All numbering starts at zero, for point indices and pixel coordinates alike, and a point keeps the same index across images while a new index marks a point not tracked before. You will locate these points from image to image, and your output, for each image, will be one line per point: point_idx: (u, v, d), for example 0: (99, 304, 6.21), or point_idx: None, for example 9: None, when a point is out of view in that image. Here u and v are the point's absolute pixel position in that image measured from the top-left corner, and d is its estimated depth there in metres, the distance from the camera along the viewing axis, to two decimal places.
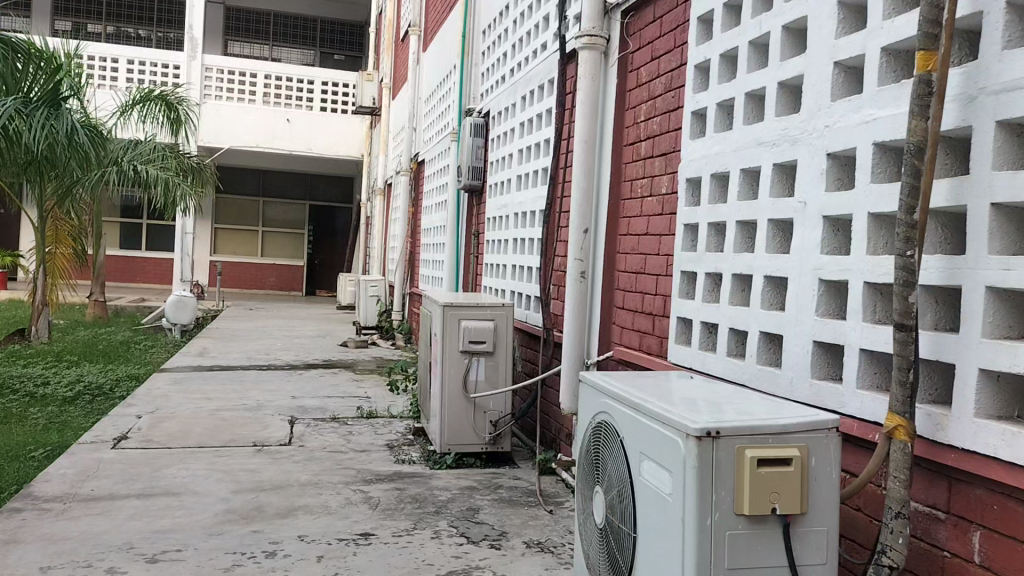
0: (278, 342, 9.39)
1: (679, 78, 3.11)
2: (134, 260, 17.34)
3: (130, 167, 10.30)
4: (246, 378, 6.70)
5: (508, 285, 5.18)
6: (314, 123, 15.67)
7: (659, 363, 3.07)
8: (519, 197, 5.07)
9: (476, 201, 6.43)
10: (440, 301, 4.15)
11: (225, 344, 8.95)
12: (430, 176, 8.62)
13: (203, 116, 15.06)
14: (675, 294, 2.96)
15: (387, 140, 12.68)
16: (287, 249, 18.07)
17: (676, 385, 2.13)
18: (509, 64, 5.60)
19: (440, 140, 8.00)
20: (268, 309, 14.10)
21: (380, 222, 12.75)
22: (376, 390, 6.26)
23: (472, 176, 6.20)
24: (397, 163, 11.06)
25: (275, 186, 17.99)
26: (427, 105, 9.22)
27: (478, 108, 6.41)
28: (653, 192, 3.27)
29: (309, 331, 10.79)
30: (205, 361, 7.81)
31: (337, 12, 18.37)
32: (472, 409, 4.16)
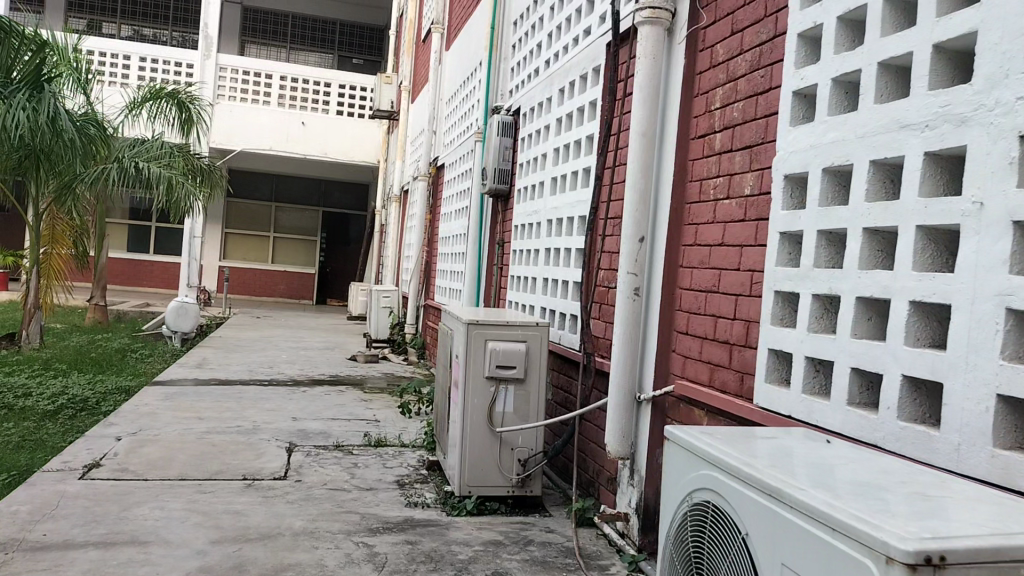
0: (282, 353, 8.82)
1: (772, 52, 2.50)
2: (142, 263, 16.88)
3: (131, 164, 9.74)
4: (244, 395, 6.12)
5: (537, 300, 4.59)
6: (330, 127, 15.17)
7: (740, 405, 2.45)
8: (554, 201, 4.47)
9: (501, 207, 5.83)
10: (464, 318, 3.56)
11: (226, 355, 8.40)
12: (450, 181, 8.06)
13: (216, 116, 14.58)
14: (765, 319, 2.34)
15: (404, 146, 12.14)
16: (298, 256, 17.55)
17: (806, 451, 1.53)
18: (544, 54, 5.03)
19: (463, 143, 7.43)
20: (276, 317, 13.56)
21: (394, 231, 12.20)
22: (385, 412, 5.66)
23: (498, 179, 5.63)
24: (414, 168, 10.51)
25: (288, 191, 17.50)
26: (449, 107, 8.66)
27: (506, 105, 5.84)
28: (731, 193, 2.67)
29: (317, 343, 10.23)
30: (202, 374, 7.24)
31: (356, 15, 17.93)
32: (499, 446, 3.55)
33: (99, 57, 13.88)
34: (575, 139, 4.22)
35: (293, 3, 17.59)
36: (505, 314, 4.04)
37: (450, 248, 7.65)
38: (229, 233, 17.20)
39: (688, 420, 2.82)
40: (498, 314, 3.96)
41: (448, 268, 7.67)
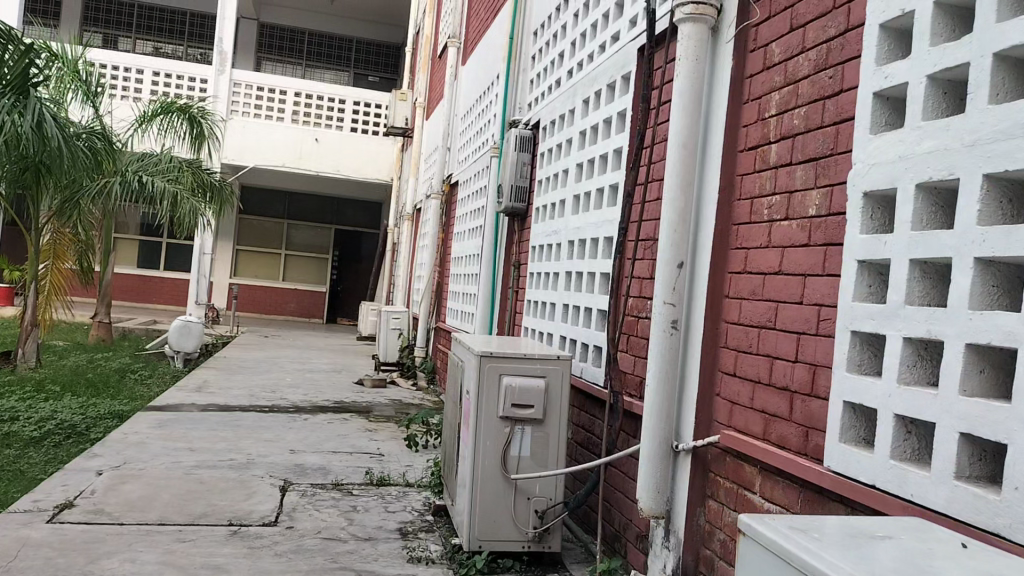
0: (287, 376, 8.46)
1: (844, 49, 2.13)
2: (151, 279, 16.62)
3: (135, 178, 9.44)
4: (242, 423, 5.75)
5: (556, 329, 4.21)
6: (343, 144, 14.90)
7: (806, 467, 2.05)
8: (576, 221, 4.10)
9: (517, 226, 5.45)
10: (476, 350, 3.18)
11: (228, 377, 8.04)
12: (464, 199, 7.70)
13: (229, 132, 14.34)
14: (838, 365, 1.96)
15: (418, 163, 11.84)
16: (309, 274, 17.24)
17: (936, 558, 1.13)
18: (568, 65, 4.66)
19: (478, 160, 7.08)
20: (286, 337, 13.22)
21: (406, 250, 11.87)
22: (390, 445, 5.27)
23: (515, 198, 5.25)
24: (428, 186, 10.16)
25: (300, 208, 17.24)
26: (464, 123, 8.32)
27: (524, 119, 5.48)
28: (790, 214, 2.28)
29: (324, 365, 9.86)
30: (200, 398, 6.88)
31: (372, 32, 17.72)
32: (513, 495, 3.15)
33: (112, 71, 13.68)
34: (600, 154, 3.86)
35: (310, 20, 17.40)
36: (522, 345, 3.65)
37: (463, 270, 7.29)
38: (239, 249, 16.93)
39: (737, 476, 2.43)
40: (514, 344, 3.58)
41: (461, 291, 7.30)
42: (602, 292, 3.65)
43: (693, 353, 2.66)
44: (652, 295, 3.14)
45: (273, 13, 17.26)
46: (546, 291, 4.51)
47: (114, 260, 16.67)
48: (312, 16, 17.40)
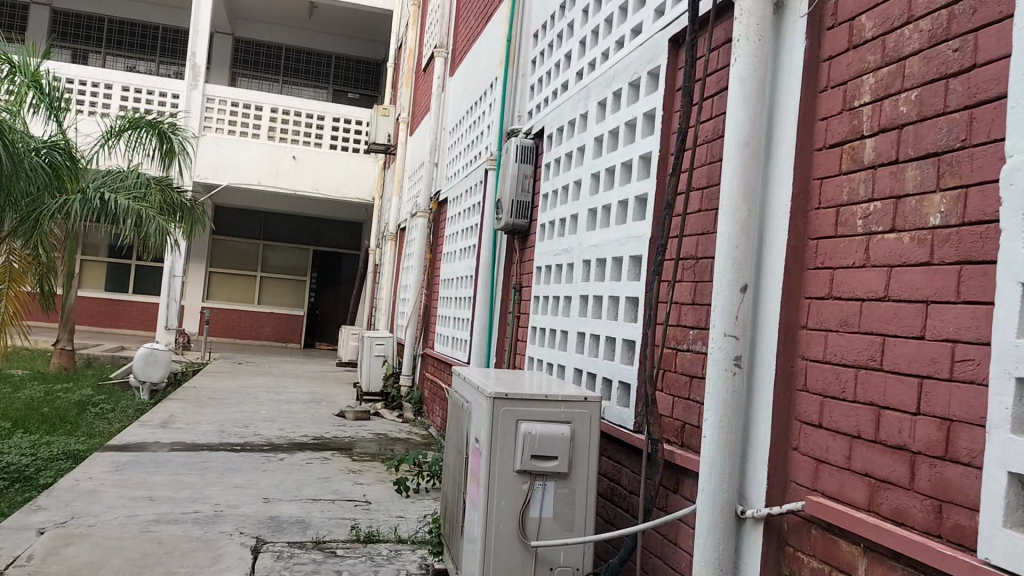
0: (262, 408, 7.88)
1: (974, 13, 1.66)
2: (119, 304, 15.92)
3: (96, 196, 8.87)
4: (210, 465, 5.18)
5: (569, 359, 3.71)
6: (323, 161, 14.38)
7: (945, 555, 1.55)
8: (592, 238, 3.61)
9: (517, 244, 4.96)
10: (485, 392, 2.69)
11: (198, 410, 7.45)
12: (454, 217, 7.21)
13: (201, 149, 13.77)
14: (996, 422, 1.47)
15: (402, 181, 11.36)
16: (286, 296, 16.63)
17: None
18: (575, 65, 4.20)
19: (471, 174, 6.59)
20: (261, 363, 12.62)
21: (388, 272, 11.35)
22: (377, 490, 4.72)
23: (518, 213, 4.76)
24: (413, 204, 9.67)
25: (277, 228, 16.67)
26: (453, 137, 7.86)
27: (524, 128, 5.00)
28: (900, 225, 1.80)
29: (301, 394, 9.27)
30: (165, 435, 6.29)
31: (352, 48, 17.29)
32: (533, 565, 2.64)
33: (78, 85, 13.10)
34: (622, 162, 3.37)
35: (287, 35, 16.93)
36: (538, 383, 3.15)
37: (454, 293, 6.78)
38: (213, 272, 16.29)
39: (828, 555, 1.92)
40: (529, 383, 3.07)
41: (452, 315, 6.78)
42: (631, 319, 3.16)
43: (761, 399, 2.16)
44: (697, 324, 2.65)
45: (249, 28, 16.77)
46: (556, 316, 4.01)
47: (81, 284, 15.96)
48: (290, 31, 16.94)
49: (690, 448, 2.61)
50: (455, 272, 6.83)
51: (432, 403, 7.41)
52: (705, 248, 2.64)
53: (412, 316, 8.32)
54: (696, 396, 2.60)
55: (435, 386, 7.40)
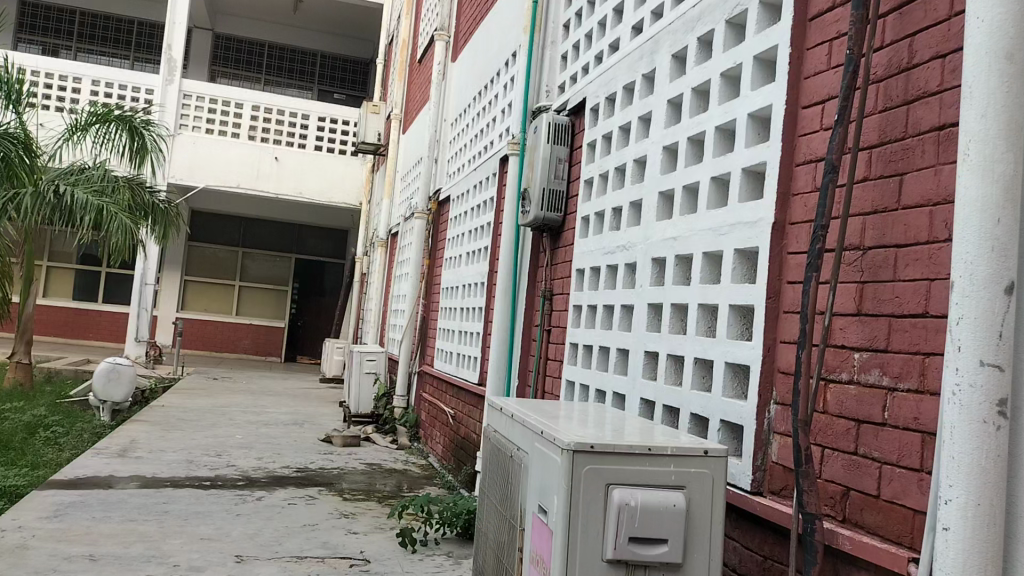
0: (238, 431, 6.95)
1: None
2: (88, 313, 14.89)
3: (50, 189, 7.94)
4: (173, 507, 4.27)
5: (636, 387, 2.86)
6: (307, 163, 13.48)
7: None
8: (667, 230, 2.78)
9: (546, 243, 4.12)
10: (559, 441, 1.82)
11: (165, 434, 6.52)
12: (459, 217, 6.37)
13: (176, 148, 12.84)
14: None
15: (393, 183, 10.52)
16: (266, 307, 15.69)
17: None
18: (629, 17, 3.38)
19: (482, 167, 5.73)
20: (240, 379, 11.69)
21: (378, 281, 10.46)
22: (377, 543, 3.85)
23: (551, 205, 3.93)
24: (408, 205, 8.81)
25: (257, 235, 15.74)
26: (456, 129, 7.02)
27: (554, 105, 4.17)
28: None
29: (283, 415, 8.36)
30: (124, 465, 5.36)
31: (339, 47, 16.43)
32: None
33: (44, 78, 12.13)
34: (717, 126, 2.53)
35: (271, 32, 16.07)
36: (612, 426, 2.30)
37: (461, 303, 5.91)
38: (189, 281, 15.31)
39: None
40: (603, 426, 2.22)
41: (458, 327, 5.91)
42: (740, 338, 2.32)
43: None
44: (869, 344, 1.83)
45: (230, 24, 15.88)
46: (611, 332, 3.17)
47: (46, 292, 14.90)
48: (273, 27, 16.07)
49: (861, 525, 1.79)
50: (461, 279, 5.97)
51: (431, 428, 6.53)
52: (881, 232, 1.83)
53: (407, 330, 7.42)
54: (870, 450, 1.79)
55: (435, 409, 6.53)
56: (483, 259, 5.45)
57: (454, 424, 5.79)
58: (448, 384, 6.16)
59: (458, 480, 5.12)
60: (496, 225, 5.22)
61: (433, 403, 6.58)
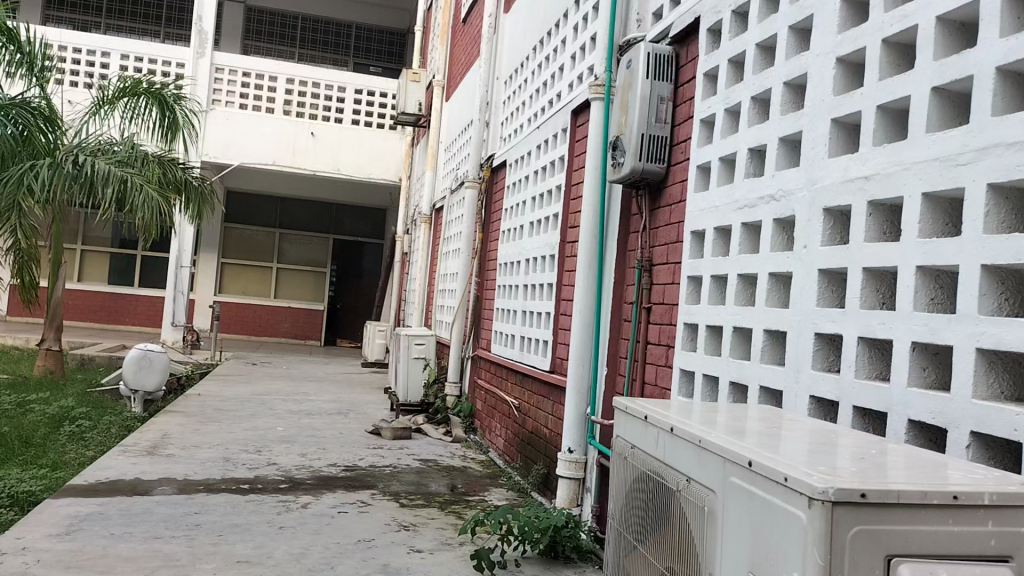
0: (279, 423, 6.35)
1: None
2: (123, 297, 14.51)
3: (70, 161, 7.41)
4: (205, 519, 3.64)
5: (801, 381, 2.15)
6: (344, 138, 12.79)
7: None
8: (852, 169, 2.05)
9: (642, 203, 3.37)
10: (796, 486, 1.12)
11: (200, 427, 5.94)
12: (519, 183, 5.65)
13: (208, 124, 12.28)
14: None
15: (436, 154, 9.84)
16: (305, 290, 15.17)
17: None
18: None
19: (548, 123, 4.98)
20: (279, 364, 11.17)
21: (423, 260, 9.78)
22: (446, 564, 3.20)
23: (652, 154, 3.19)
24: (456, 176, 8.10)
25: (294, 215, 15.18)
26: (512, 87, 6.29)
27: (651, 35, 3.42)
28: None
29: (325, 403, 7.77)
30: (153, 463, 4.77)
31: (375, 17, 15.70)
32: None
33: (71, 52, 11.62)
34: (942, 16, 1.82)
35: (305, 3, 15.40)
36: (814, 446, 1.58)
37: (523, 279, 5.20)
38: (225, 263, 14.85)
39: None
40: (809, 450, 1.50)
41: (520, 307, 5.20)
42: (1002, 315, 1.60)
43: None
44: None
45: None
46: (753, 311, 2.44)
47: (82, 276, 14.54)
48: None
49: None
50: (523, 252, 5.25)
51: (490, 419, 5.86)
52: None
53: (457, 312, 6.72)
54: None
55: (493, 398, 5.85)
56: (551, 228, 4.73)
57: (518, 416, 5.11)
58: (508, 371, 5.47)
59: (528, 483, 4.45)
60: (569, 188, 4.49)
61: (491, 391, 5.90)
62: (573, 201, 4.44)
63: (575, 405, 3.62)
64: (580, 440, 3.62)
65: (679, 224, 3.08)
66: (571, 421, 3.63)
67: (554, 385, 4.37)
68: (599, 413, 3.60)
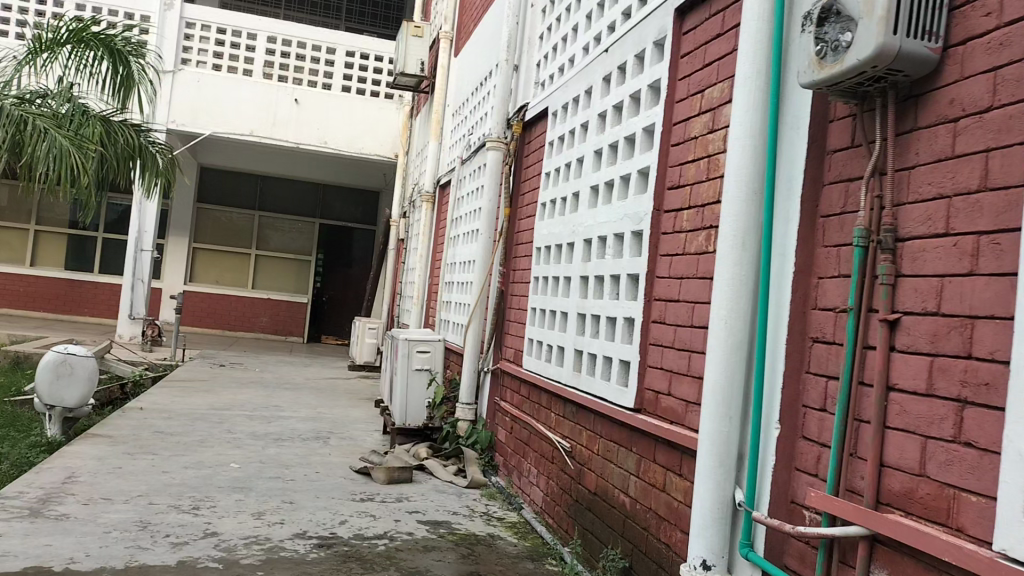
0: (235, 456, 4.77)
1: None
2: (82, 285, 12.88)
3: None
4: None
5: None
6: (333, 107, 11.15)
7: None
8: None
9: (872, 126, 1.81)
10: None
11: (125, 464, 4.36)
12: (565, 136, 4.09)
13: (176, 87, 10.63)
14: None
15: (441, 121, 8.30)
16: (287, 280, 13.59)
17: None
18: None
19: (624, 41, 3.38)
20: (253, 366, 9.59)
21: (424, 247, 8.20)
22: None
23: (917, 18, 1.63)
24: (471, 142, 6.53)
25: (276, 197, 13.57)
26: (551, 14, 4.72)
27: None
28: None
29: (300, 421, 6.20)
30: (29, 532, 3.17)
31: None
32: None
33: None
34: None
35: None
36: None
37: (576, 270, 3.64)
38: (198, 248, 13.24)
39: None
40: None
41: (574, 307, 3.63)
42: None
43: None
44: None
45: None
46: None
47: (35, 260, 12.92)
48: None
49: None
50: (577, 228, 3.69)
51: (521, 459, 4.30)
52: None
53: (474, 311, 5.13)
54: None
55: (526, 432, 4.29)
56: (633, 190, 3.14)
57: (569, 465, 3.55)
58: (551, 396, 3.91)
59: None
60: (667, 131, 2.93)
61: (523, 421, 4.35)
62: (674, 149, 2.88)
63: (716, 484, 2.06)
64: (722, 547, 2.06)
65: (987, 153, 1.54)
66: (707, 514, 2.06)
67: (643, 432, 2.82)
68: (760, 504, 2.03)
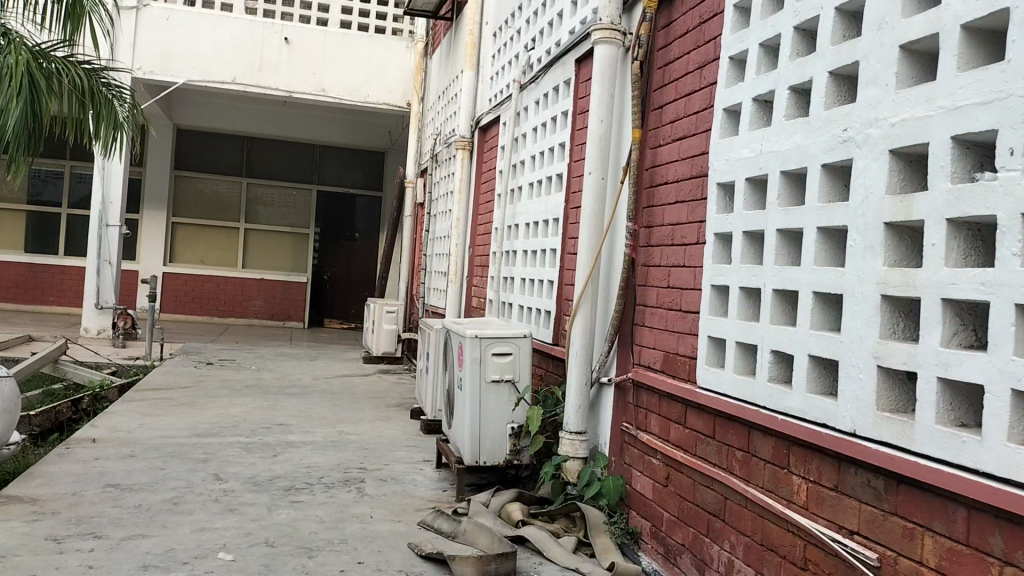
0: (225, 533, 3.03)
1: None
2: (45, 271, 11.06)
3: None
4: None
5: None
6: (331, 46, 9.26)
7: None
8: None
9: None
10: None
11: (41, 567, 2.62)
12: None
13: (140, 27, 8.73)
14: None
15: (477, 46, 6.47)
16: (283, 257, 11.81)
17: None
18: None
19: None
20: (248, 363, 7.83)
21: (459, 208, 6.41)
22: None
23: None
24: (539, 56, 4.74)
25: (266, 161, 11.70)
26: None
27: None
28: None
29: (318, 448, 4.48)
30: None
31: None
32: None
33: None
34: None
35: None
36: None
37: (870, 215, 1.86)
38: (178, 224, 11.43)
39: None
40: None
41: (867, 286, 1.87)
42: None
43: None
44: None
45: None
46: None
47: None
48: None
49: None
50: (863, 135, 1.91)
51: (704, 541, 2.55)
52: None
53: (580, 292, 3.31)
54: None
55: (711, 495, 2.53)
56: None
57: None
58: (787, 443, 2.15)
59: None
60: None
61: (701, 473, 2.59)
62: None
63: None
64: None
65: None
66: None
67: None
68: None
